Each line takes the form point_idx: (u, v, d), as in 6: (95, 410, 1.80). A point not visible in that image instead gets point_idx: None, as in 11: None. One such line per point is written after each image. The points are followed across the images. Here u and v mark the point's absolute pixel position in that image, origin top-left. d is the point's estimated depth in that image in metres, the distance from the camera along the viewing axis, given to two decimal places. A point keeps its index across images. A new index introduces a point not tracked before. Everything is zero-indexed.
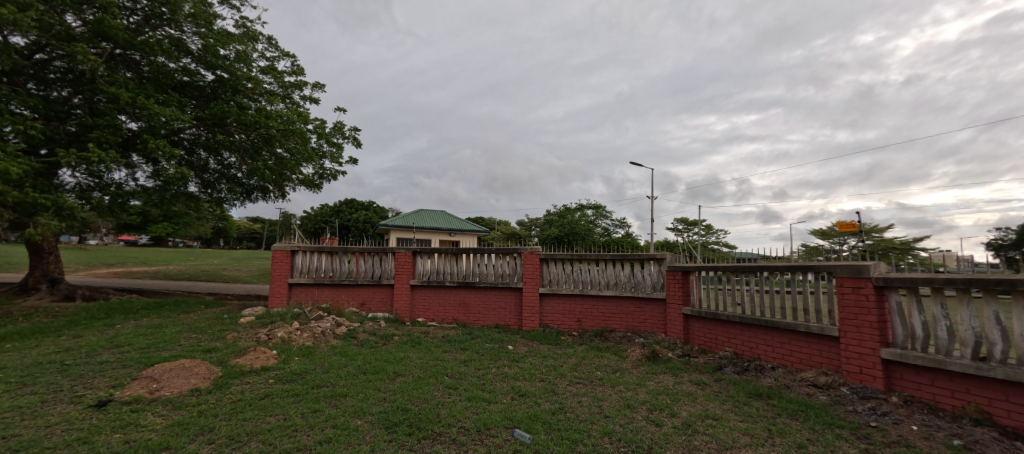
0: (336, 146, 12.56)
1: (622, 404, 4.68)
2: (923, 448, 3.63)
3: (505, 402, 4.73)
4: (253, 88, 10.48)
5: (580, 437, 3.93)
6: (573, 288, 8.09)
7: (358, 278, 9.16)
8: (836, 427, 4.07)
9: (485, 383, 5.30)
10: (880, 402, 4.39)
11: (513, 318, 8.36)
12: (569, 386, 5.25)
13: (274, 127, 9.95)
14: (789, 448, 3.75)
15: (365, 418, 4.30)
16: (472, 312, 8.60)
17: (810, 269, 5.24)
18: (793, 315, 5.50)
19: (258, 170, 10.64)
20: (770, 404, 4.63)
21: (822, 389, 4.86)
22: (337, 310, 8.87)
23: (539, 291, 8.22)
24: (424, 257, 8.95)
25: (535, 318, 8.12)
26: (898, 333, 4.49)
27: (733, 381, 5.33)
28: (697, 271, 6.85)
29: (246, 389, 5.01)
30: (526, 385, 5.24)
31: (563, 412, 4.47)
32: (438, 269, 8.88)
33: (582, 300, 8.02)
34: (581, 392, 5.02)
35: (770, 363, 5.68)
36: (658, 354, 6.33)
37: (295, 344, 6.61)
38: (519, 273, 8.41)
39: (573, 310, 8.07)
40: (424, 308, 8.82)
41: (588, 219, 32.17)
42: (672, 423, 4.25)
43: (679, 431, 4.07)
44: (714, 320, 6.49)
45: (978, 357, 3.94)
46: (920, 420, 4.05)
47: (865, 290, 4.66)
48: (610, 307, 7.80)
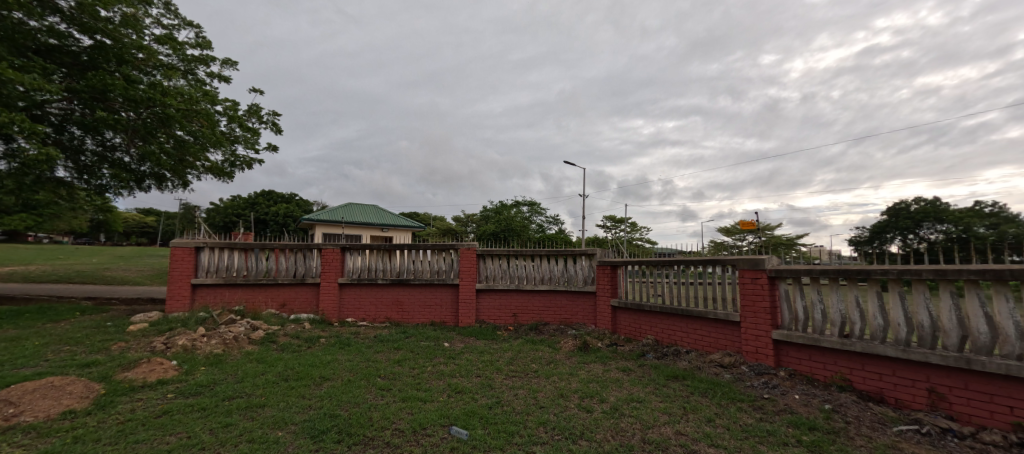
0: (250, 131, 11.94)
1: (557, 394, 5.06)
2: (803, 413, 4.32)
3: (442, 400, 4.93)
4: (143, 59, 9.65)
5: (517, 429, 4.22)
6: (510, 283, 8.41)
7: (277, 277, 8.86)
8: (738, 401, 4.71)
9: (421, 382, 5.46)
10: (771, 376, 5.13)
11: (449, 315, 8.53)
12: (505, 380, 5.55)
13: (172, 105, 9.19)
14: (700, 423, 4.29)
15: (287, 429, 4.29)
16: (406, 310, 8.65)
17: (718, 262, 5.95)
18: (704, 304, 6.20)
19: (151, 153, 9.67)
20: (685, 384, 5.23)
21: (727, 368, 5.54)
22: (252, 312, 8.51)
23: (476, 287, 8.44)
24: (353, 254, 8.84)
25: (471, 315, 8.32)
26: (785, 316, 5.25)
27: (654, 366, 5.91)
28: (625, 265, 7.47)
29: (137, 408, 4.72)
30: (462, 381, 5.47)
31: (499, 406, 4.76)
32: (370, 266, 8.83)
33: (518, 295, 8.36)
34: (518, 385, 5.36)
35: (685, 347, 6.35)
36: (589, 344, 6.82)
37: (201, 353, 6.32)
38: (455, 269, 8.59)
39: (509, 305, 8.40)
40: (354, 308, 8.74)
41: (524, 216, 32.83)
42: (601, 408, 4.69)
43: (608, 416, 4.50)
44: (638, 310, 7.13)
45: (843, 334, 4.72)
46: (801, 390, 4.79)
47: (760, 280, 5.39)
48: (544, 301, 8.23)
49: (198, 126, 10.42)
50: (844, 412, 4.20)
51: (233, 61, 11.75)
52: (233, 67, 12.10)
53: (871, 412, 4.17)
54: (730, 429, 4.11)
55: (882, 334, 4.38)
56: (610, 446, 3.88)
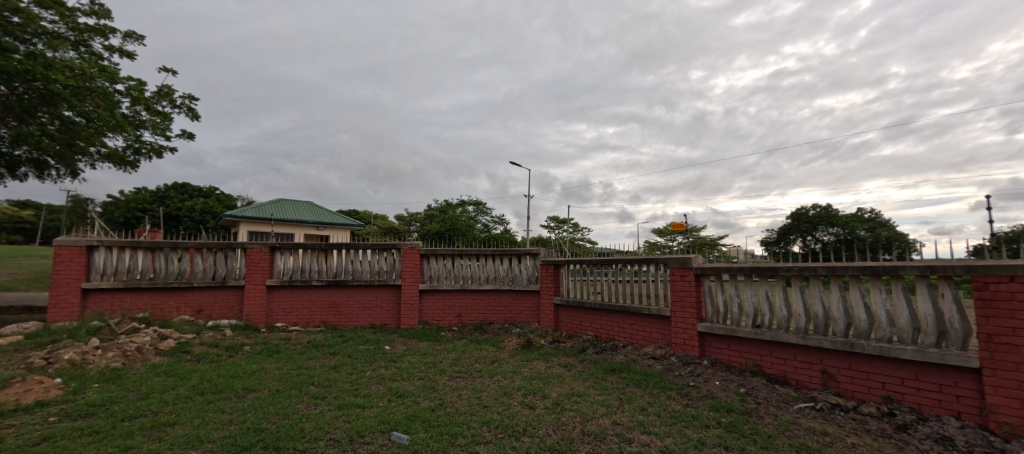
0: (159, 116, 11.23)
1: (500, 393, 5.25)
2: (722, 397, 4.79)
3: (380, 405, 4.96)
4: (21, 25, 8.66)
5: (459, 431, 4.34)
6: (454, 283, 8.51)
7: (192, 280, 8.26)
8: (667, 389, 5.13)
9: (359, 388, 5.44)
10: (697, 365, 5.62)
11: (390, 317, 8.49)
12: (448, 381, 5.66)
13: (57, 81, 8.31)
14: (634, 412, 4.63)
15: (205, 447, 4.02)
16: (343, 313, 8.50)
17: (652, 261, 6.41)
18: (639, 301, 6.65)
19: (26, 134, 8.78)
20: (622, 377, 5.61)
21: (659, 360, 5.99)
22: (160, 319, 7.86)
23: (420, 287, 8.44)
24: (282, 254, 8.51)
25: (414, 316, 8.33)
26: (709, 309, 5.76)
27: (593, 361, 6.26)
28: (567, 265, 7.82)
29: (7, 436, 4.08)
30: (404, 385, 5.52)
31: (442, 408, 4.87)
32: (303, 267, 8.55)
33: (463, 295, 8.48)
34: (461, 386, 5.49)
35: (622, 342, 6.78)
36: (532, 342, 7.07)
37: (94, 368, 5.77)
38: (397, 269, 8.56)
39: (454, 305, 8.49)
40: (282, 312, 8.45)
41: (470, 215, 32.88)
42: (544, 404, 4.93)
43: (550, 411, 4.74)
44: (579, 308, 7.50)
45: (755, 325, 5.27)
46: (721, 376, 5.30)
47: (688, 277, 5.88)
48: (488, 300, 8.41)
49: (91, 107, 9.55)
50: (756, 394, 4.72)
51: (138, 37, 11.00)
52: (137, 42, 11.31)
53: (778, 393, 4.72)
54: (660, 415, 4.48)
55: (786, 324, 4.95)
56: (552, 440, 4.07)
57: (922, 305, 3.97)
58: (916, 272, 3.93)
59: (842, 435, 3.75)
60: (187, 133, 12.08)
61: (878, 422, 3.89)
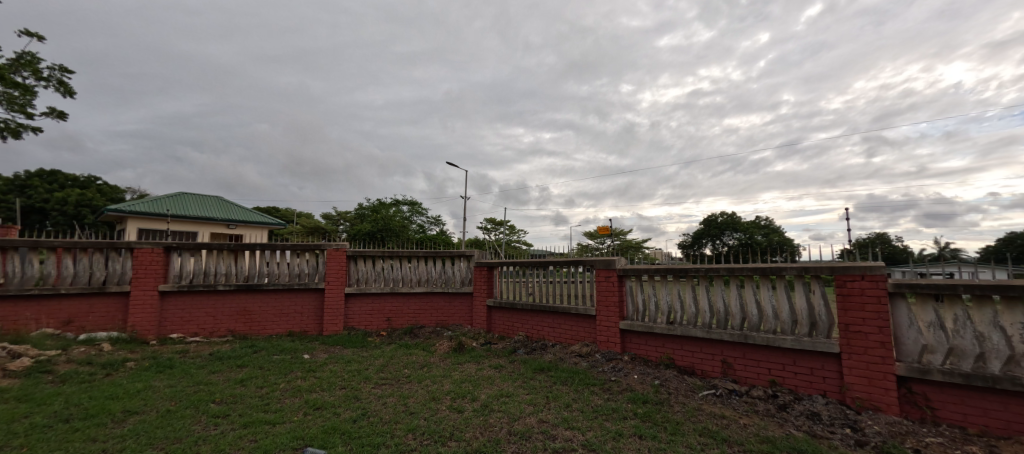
0: (17, 89, 10.02)
1: (428, 398, 5.28)
2: (639, 389, 5.16)
3: (294, 420, 4.64)
4: None
5: (383, 440, 4.21)
6: (384, 285, 8.35)
7: (57, 286, 7.03)
8: (591, 385, 5.44)
9: (269, 403, 5.08)
10: (619, 361, 5.99)
11: (312, 323, 8.08)
12: (373, 389, 5.58)
13: None
14: (560, 408, 4.85)
15: None
16: (256, 320, 7.86)
17: (580, 263, 6.76)
18: (567, 301, 6.98)
19: None
20: (549, 376, 5.86)
21: (585, 357, 6.32)
22: (12, 333, 6.61)
23: (346, 290, 8.17)
24: (181, 256, 7.66)
25: (338, 322, 8.01)
26: (629, 308, 6.18)
27: (523, 361, 6.48)
28: (500, 267, 8.02)
29: None
30: (322, 397, 5.30)
31: (364, 418, 4.73)
32: (205, 270, 7.76)
33: (392, 298, 8.36)
34: (386, 393, 5.44)
35: (551, 341, 7.07)
36: (464, 345, 7.16)
37: None
38: (320, 272, 8.17)
39: (383, 309, 8.33)
40: (178, 322, 7.56)
41: (404, 215, 32.28)
42: (472, 407, 5.01)
43: (478, 413, 4.81)
44: (511, 309, 7.71)
45: (669, 321, 5.74)
46: (640, 370, 5.68)
47: (611, 278, 6.28)
48: (419, 303, 8.39)
49: None
50: (668, 385, 5.14)
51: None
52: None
53: (687, 383, 5.18)
54: (582, 410, 4.75)
55: (694, 320, 5.45)
56: (478, 442, 4.12)
57: (798, 301, 4.60)
58: (794, 272, 4.55)
59: (736, 417, 4.22)
60: (58, 111, 10.92)
61: (765, 403, 4.42)
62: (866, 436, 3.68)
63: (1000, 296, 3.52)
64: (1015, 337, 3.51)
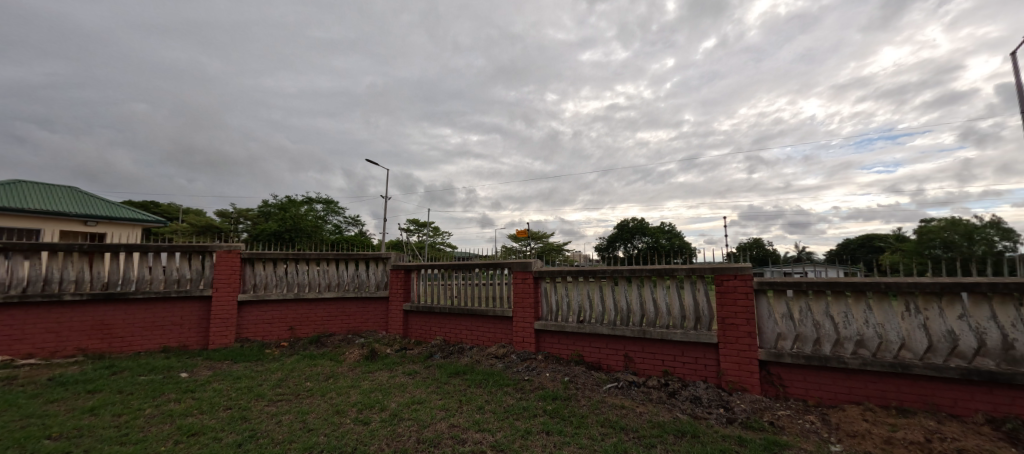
0: None
1: (331, 412, 4.95)
2: (550, 386, 5.44)
3: (165, 449, 3.92)
4: None
5: None
6: (286, 292, 7.74)
7: None
8: (504, 386, 5.63)
9: (129, 432, 4.18)
10: (533, 360, 6.25)
11: (195, 337, 7.09)
12: (266, 406, 4.97)
13: None
14: (472, 411, 4.97)
15: None
16: (118, 336, 6.65)
17: (498, 266, 6.96)
18: (485, 303, 7.14)
19: None
20: (464, 379, 5.95)
21: (501, 358, 6.50)
22: None
23: (239, 297, 7.38)
24: (11, 259, 6.27)
25: (229, 334, 7.16)
26: (544, 308, 6.49)
27: (439, 365, 6.51)
28: (418, 270, 8.02)
29: None
30: (200, 420, 4.48)
31: (252, 440, 4.17)
32: (47, 276, 6.41)
33: (297, 306, 7.79)
34: (281, 411, 4.87)
35: (469, 344, 7.18)
36: (377, 352, 7.01)
37: None
38: (207, 278, 7.22)
39: (284, 317, 7.70)
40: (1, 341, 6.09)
41: (317, 215, 30.59)
42: (379, 418, 4.84)
43: (386, 424, 4.69)
44: (429, 313, 7.71)
45: (579, 320, 6.11)
46: (552, 368, 5.98)
47: (527, 279, 6.56)
48: (327, 310, 7.97)
49: None
50: (576, 380, 5.48)
51: None
52: None
53: (594, 378, 5.55)
54: (494, 412, 4.91)
55: (601, 318, 5.88)
56: None
57: (686, 298, 5.19)
58: (683, 272, 5.13)
59: (634, 407, 4.64)
60: None
61: (658, 391, 4.92)
62: (735, 413, 4.26)
63: (833, 291, 4.32)
64: (841, 324, 4.31)
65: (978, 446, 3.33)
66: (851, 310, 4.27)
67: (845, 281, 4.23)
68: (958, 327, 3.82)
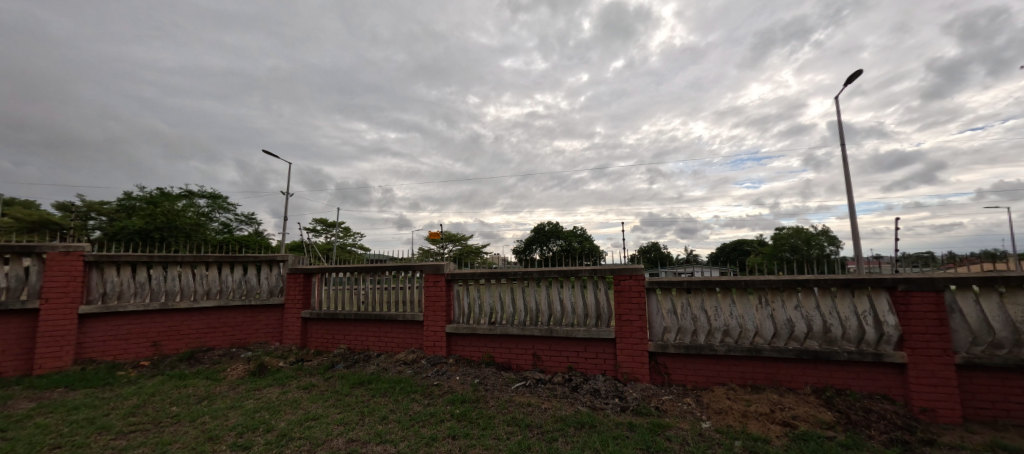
0: None
1: (203, 438, 4.25)
2: (459, 389, 5.17)
3: None
4: None
5: None
6: (147, 301, 6.62)
7: None
8: (412, 392, 5.25)
9: None
10: (443, 364, 5.89)
11: (15, 361, 5.82)
12: (114, 439, 4.17)
13: None
14: (374, 423, 4.55)
15: None
16: None
17: (408, 268, 6.54)
18: (394, 308, 6.69)
19: None
20: (368, 389, 5.49)
21: (410, 364, 6.08)
22: None
23: (80, 311, 6.15)
24: None
25: (65, 356, 5.98)
26: (456, 311, 6.21)
27: (341, 376, 5.97)
28: (321, 273, 7.33)
29: None
30: None
31: None
32: None
33: (163, 318, 6.69)
34: (134, 444, 4.09)
35: (376, 351, 6.69)
36: (267, 366, 6.24)
37: None
38: (34, 287, 5.98)
39: (147, 331, 6.57)
40: None
41: (204, 213, 27.38)
42: (264, 439, 4.25)
43: (272, 446, 4.11)
44: (331, 320, 7.07)
45: (490, 321, 5.95)
46: (461, 371, 5.66)
47: (439, 282, 6.22)
48: (205, 321, 6.96)
49: None
50: (486, 383, 5.25)
51: None
52: None
53: (503, 378, 5.37)
54: (400, 421, 4.53)
55: (512, 319, 5.77)
56: None
57: (589, 297, 5.33)
58: (587, 273, 5.25)
59: (538, 403, 4.56)
60: None
61: (561, 388, 4.90)
62: (628, 402, 4.51)
63: (706, 289, 4.90)
64: (712, 316, 4.91)
65: (807, 412, 4.07)
66: (719, 304, 4.90)
67: (716, 280, 4.82)
68: (794, 315, 4.66)
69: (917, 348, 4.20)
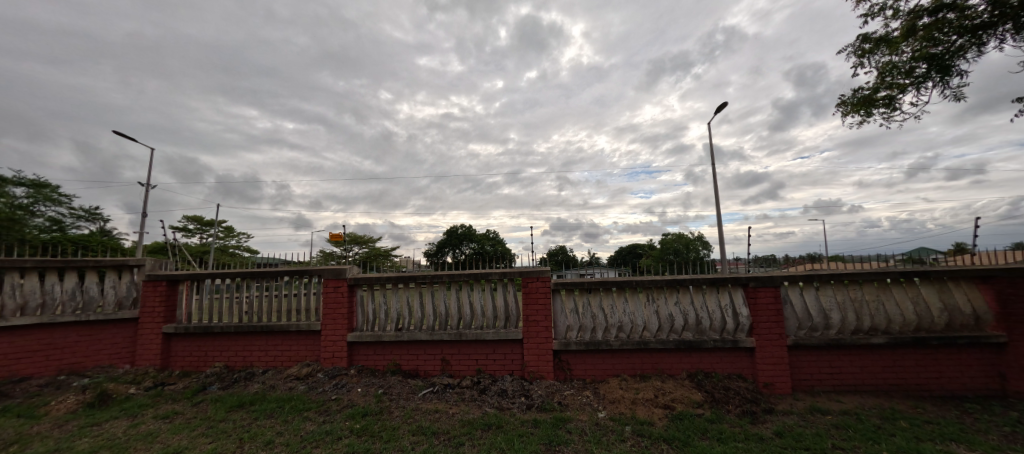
0: None
1: None
2: (361, 403, 5.00)
3: None
4: None
5: None
6: None
7: None
8: (304, 411, 4.85)
9: None
10: (343, 376, 5.63)
11: None
12: None
13: None
14: (256, 449, 4.12)
15: None
16: None
17: (304, 273, 6.07)
18: (285, 317, 6.15)
19: None
20: (248, 412, 4.90)
21: (303, 379, 5.66)
22: None
23: None
24: None
25: None
26: (359, 318, 6.03)
27: (214, 400, 5.22)
28: (191, 280, 6.45)
29: None
30: None
31: None
32: None
33: None
34: None
35: (262, 368, 6.06)
36: (110, 395, 5.20)
37: None
38: None
39: None
40: None
41: None
42: None
43: None
44: (205, 335, 6.23)
45: (397, 327, 5.96)
46: (365, 382, 5.48)
47: (341, 288, 5.92)
48: (17, 343, 5.58)
49: None
50: (390, 392, 5.23)
51: None
52: None
53: (409, 386, 5.42)
54: (289, 445, 4.17)
55: (420, 324, 5.89)
56: None
57: (499, 299, 5.77)
58: (497, 276, 5.69)
59: (446, 409, 4.83)
60: None
61: (471, 391, 5.25)
62: (533, 399, 4.97)
63: (604, 288, 5.60)
64: (609, 314, 5.59)
65: (681, 395, 4.87)
66: (614, 303, 5.60)
67: (612, 281, 5.55)
68: (674, 311, 5.51)
69: (763, 334, 5.24)
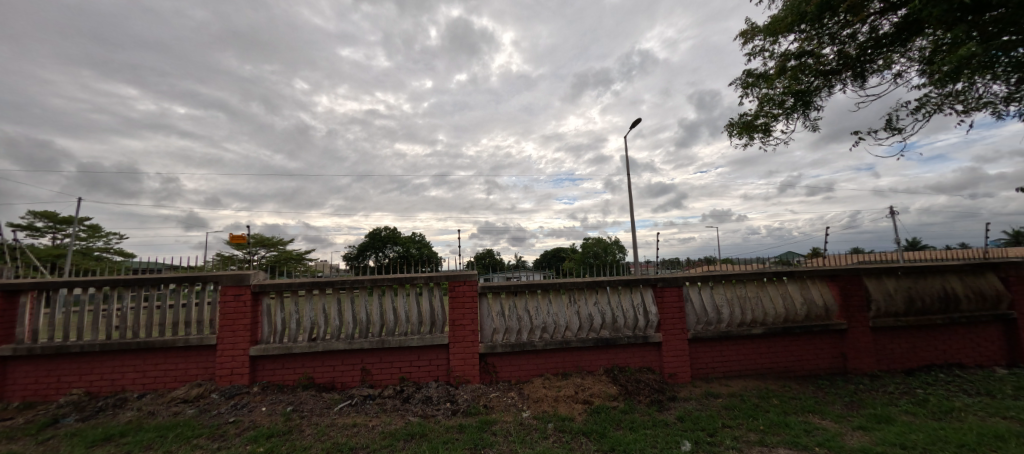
0: None
1: None
2: (265, 424, 4.77)
3: None
4: None
5: None
6: None
7: None
8: (194, 438, 4.52)
9: None
10: (243, 396, 5.37)
11: None
12: None
13: None
14: None
15: None
16: None
17: (197, 280, 5.61)
18: (171, 331, 5.63)
19: None
20: (122, 443, 4.43)
21: (193, 401, 5.27)
22: None
23: None
24: None
25: None
26: (264, 329, 5.77)
27: (72, 433, 4.61)
28: (39, 291, 5.59)
29: None
30: None
31: None
32: None
33: None
34: None
35: (138, 391, 5.51)
36: None
37: None
38: None
39: None
40: None
41: None
42: None
43: None
44: (59, 355, 5.46)
45: (310, 337, 5.83)
46: (269, 401, 5.27)
47: (243, 296, 5.61)
48: None
49: None
50: (301, 410, 5.04)
51: None
52: None
53: (321, 402, 5.29)
54: None
55: (337, 332, 5.81)
56: None
57: (424, 304, 5.94)
58: (423, 281, 5.86)
59: (365, 422, 4.85)
60: None
61: (393, 401, 5.33)
62: (458, 404, 5.21)
63: (530, 290, 6.00)
64: (534, 315, 5.98)
65: (598, 389, 5.38)
66: (540, 304, 6.02)
67: (537, 283, 5.96)
68: (593, 310, 6.03)
69: (670, 329, 5.90)
